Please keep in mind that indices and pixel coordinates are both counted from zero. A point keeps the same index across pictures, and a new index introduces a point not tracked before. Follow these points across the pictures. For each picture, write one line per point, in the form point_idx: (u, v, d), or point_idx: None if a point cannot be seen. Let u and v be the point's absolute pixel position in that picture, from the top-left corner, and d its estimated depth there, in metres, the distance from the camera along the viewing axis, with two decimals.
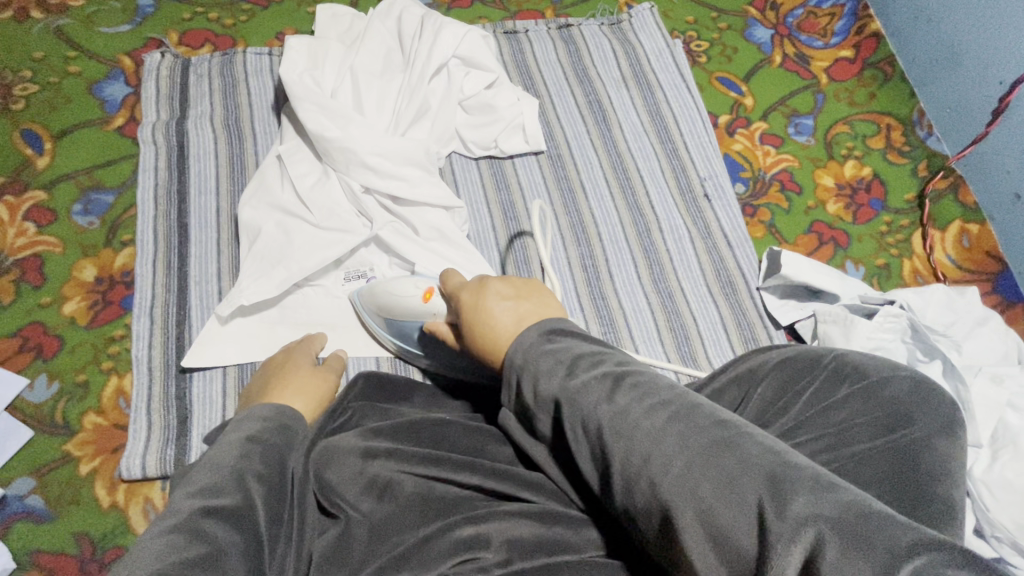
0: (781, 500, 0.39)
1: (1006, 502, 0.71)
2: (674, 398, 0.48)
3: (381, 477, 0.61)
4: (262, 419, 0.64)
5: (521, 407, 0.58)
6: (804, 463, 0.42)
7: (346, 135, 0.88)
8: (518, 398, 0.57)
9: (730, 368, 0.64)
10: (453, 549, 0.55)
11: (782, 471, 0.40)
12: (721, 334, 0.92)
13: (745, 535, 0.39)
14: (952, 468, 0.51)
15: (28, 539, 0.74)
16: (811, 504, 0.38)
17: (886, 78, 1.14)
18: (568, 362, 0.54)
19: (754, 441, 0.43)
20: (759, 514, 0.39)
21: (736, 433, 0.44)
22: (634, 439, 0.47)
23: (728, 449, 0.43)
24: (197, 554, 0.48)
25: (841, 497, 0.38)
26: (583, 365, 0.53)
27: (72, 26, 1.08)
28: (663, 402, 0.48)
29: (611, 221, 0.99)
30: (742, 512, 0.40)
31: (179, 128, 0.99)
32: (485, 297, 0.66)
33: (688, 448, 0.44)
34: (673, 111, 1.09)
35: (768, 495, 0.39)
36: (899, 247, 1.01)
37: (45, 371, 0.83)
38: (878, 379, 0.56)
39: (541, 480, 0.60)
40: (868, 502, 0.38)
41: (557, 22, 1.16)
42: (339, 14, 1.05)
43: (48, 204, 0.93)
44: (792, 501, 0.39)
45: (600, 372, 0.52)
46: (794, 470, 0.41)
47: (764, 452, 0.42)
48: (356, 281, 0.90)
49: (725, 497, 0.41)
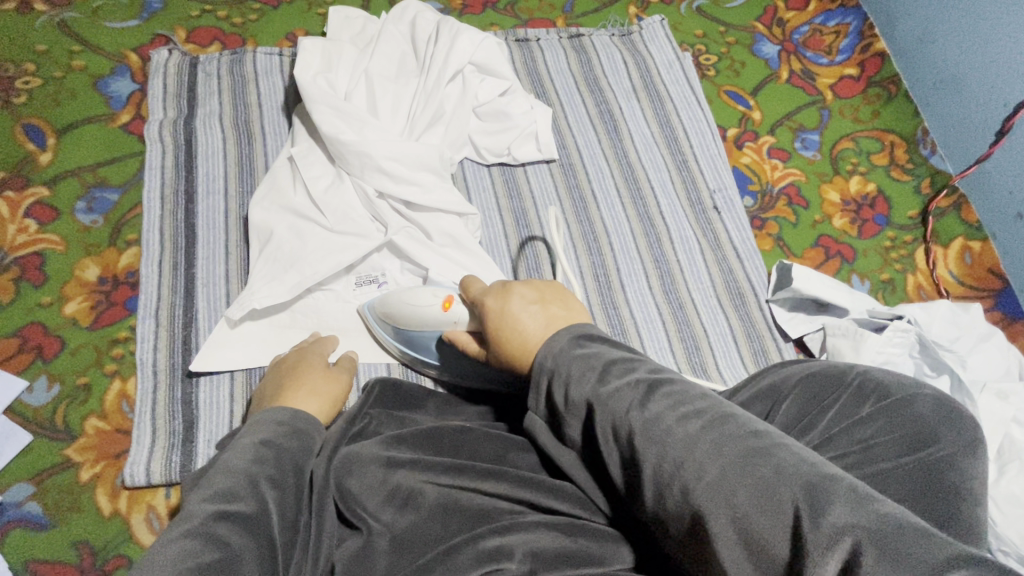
0: (818, 509, 0.39)
1: (1012, 517, 0.72)
2: (708, 406, 0.48)
3: (404, 487, 0.60)
4: (276, 423, 0.63)
5: (548, 411, 0.59)
6: (839, 474, 0.41)
7: (361, 138, 0.87)
8: (547, 402, 0.58)
9: (752, 382, 0.65)
10: (479, 560, 0.54)
11: (818, 481, 0.40)
12: (731, 346, 0.92)
13: (779, 540, 0.39)
14: (975, 485, 0.51)
15: (25, 547, 0.72)
16: (848, 514, 0.38)
17: (890, 97, 1.16)
18: (600, 368, 0.54)
19: (790, 451, 0.43)
20: (794, 521, 0.39)
21: (771, 443, 0.44)
22: (666, 446, 0.47)
23: (764, 457, 0.43)
24: (212, 559, 0.47)
25: (880, 509, 0.38)
26: (616, 371, 0.54)
27: (77, 20, 1.05)
28: (697, 411, 0.48)
29: (622, 230, 1.00)
30: (777, 519, 0.40)
31: (187, 126, 0.97)
32: (510, 301, 0.65)
33: (722, 456, 0.44)
34: (683, 124, 1.10)
35: (805, 501, 0.39)
36: (903, 262, 1.03)
37: (45, 373, 0.81)
38: (902, 397, 0.57)
39: (568, 489, 0.60)
40: (905, 515, 0.38)
41: (568, 32, 1.17)
42: (352, 16, 1.04)
43: (50, 201, 0.91)
44: (830, 510, 0.38)
45: (633, 380, 0.52)
46: (830, 481, 0.40)
47: (799, 462, 0.42)
48: (367, 286, 0.88)
49: (759, 504, 0.41)
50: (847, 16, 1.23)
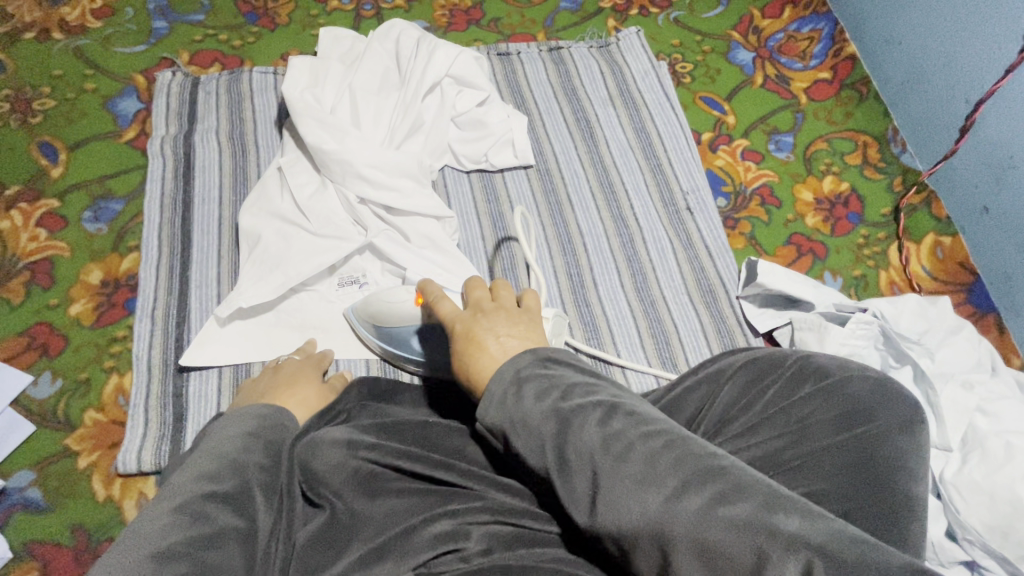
0: (773, 523, 0.42)
1: (974, 504, 0.72)
2: (667, 427, 0.50)
3: (363, 470, 0.62)
4: (258, 417, 0.66)
5: (500, 431, 0.56)
6: (790, 493, 0.45)
7: (343, 147, 0.93)
8: (499, 419, 0.56)
9: (698, 370, 0.67)
10: (434, 541, 0.57)
11: (773, 496, 0.44)
12: (702, 341, 0.94)
13: (741, 551, 0.41)
14: (906, 462, 0.53)
15: (25, 529, 0.77)
16: (800, 526, 0.41)
17: (862, 99, 1.19)
18: (563, 388, 0.55)
19: (745, 471, 0.46)
20: (754, 533, 0.41)
21: (728, 463, 0.47)
22: (627, 462, 0.48)
23: (723, 475, 0.45)
24: (200, 533, 0.51)
25: (829, 525, 0.41)
26: (578, 392, 0.55)
27: (91, 46, 1.14)
28: (657, 430, 0.50)
29: (595, 232, 1.03)
30: (739, 535, 0.42)
31: (187, 141, 1.05)
32: (484, 314, 0.68)
33: (682, 471, 0.46)
34: (657, 129, 1.13)
35: (761, 514, 0.42)
36: (876, 258, 1.04)
37: (50, 368, 0.87)
38: (839, 379, 0.59)
39: (517, 483, 0.63)
40: (848, 530, 0.41)
41: (548, 45, 1.22)
42: (341, 36, 1.10)
43: (60, 211, 0.98)
44: (785, 522, 0.42)
45: (596, 400, 0.53)
46: (786, 500, 0.44)
47: (756, 480, 0.45)
48: (350, 287, 0.93)
49: (714, 513, 0.43)
50: (820, 22, 1.27)
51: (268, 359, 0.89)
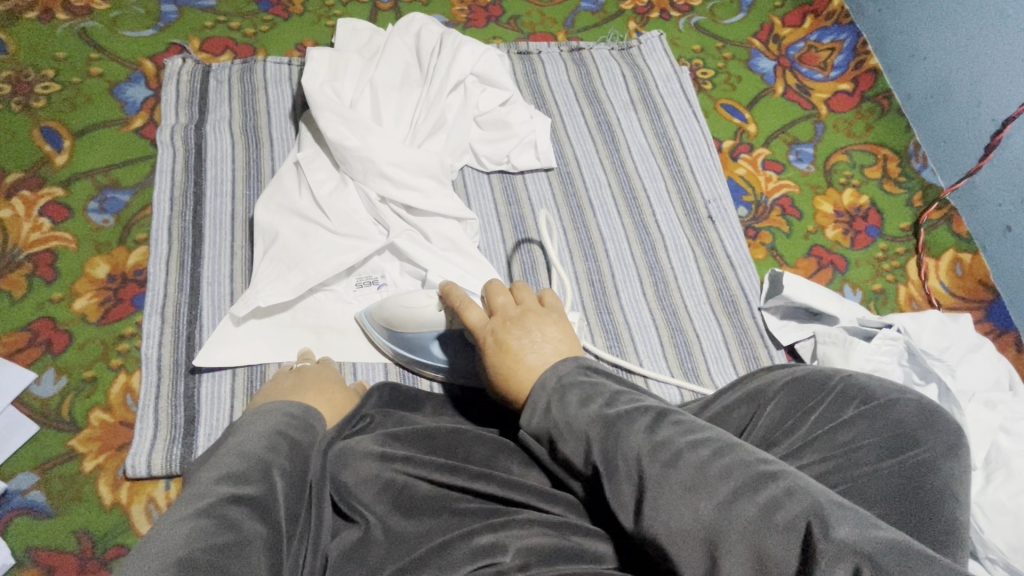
0: (826, 524, 0.39)
1: (998, 524, 0.73)
2: (716, 435, 0.48)
3: (397, 481, 0.61)
4: (288, 415, 0.64)
5: (546, 435, 0.57)
6: (845, 503, 0.42)
7: (365, 144, 0.90)
8: (545, 423, 0.56)
9: (739, 387, 0.67)
10: (473, 555, 0.55)
11: (826, 504, 0.41)
12: (724, 352, 0.94)
13: (786, 551, 0.39)
14: (955, 487, 0.52)
15: (28, 534, 0.74)
16: (851, 533, 0.38)
17: (883, 112, 1.19)
18: (607, 395, 0.54)
19: (798, 477, 0.43)
20: (803, 537, 0.39)
21: (780, 470, 0.44)
22: (677, 469, 0.46)
23: (775, 480, 0.43)
24: (226, 540, 0.47)
25: (882, 535, 0.39)
26: (623, 400, 0.54)
27: (96, 29, 1.10)
28: (706, 438, 0.48)
29: (617, 238, 1.02)
30: (790, 540, 0.39)
31: (198, 131, 1.01)
32: (512, 323, 0.66)
33: (733, 478, 0.44)
34: (679, 135, 1.12)
35: (813, 516, 0.40)
36: (895, 273, 1.05)
37: (54, 365, 0.84)
38: (884, 401, 0.58)
39: (559, 493, 0.60)
40: (907, 542, 0.38)
41: (569, 45, 1.20)
42: (359, 28, 1.07)
43: (64, 201, 0.94)
44: (837, 526, 0.39)
45: (642, 407, 0.52)
46: (837, 506, 0.41)
47: (806, 485, 0.43)
48: (367, 287, 0.91)
49: (770, 521, 0.40)
50: (842, 33, 1.27)
51: (284, 360, 0.86)
